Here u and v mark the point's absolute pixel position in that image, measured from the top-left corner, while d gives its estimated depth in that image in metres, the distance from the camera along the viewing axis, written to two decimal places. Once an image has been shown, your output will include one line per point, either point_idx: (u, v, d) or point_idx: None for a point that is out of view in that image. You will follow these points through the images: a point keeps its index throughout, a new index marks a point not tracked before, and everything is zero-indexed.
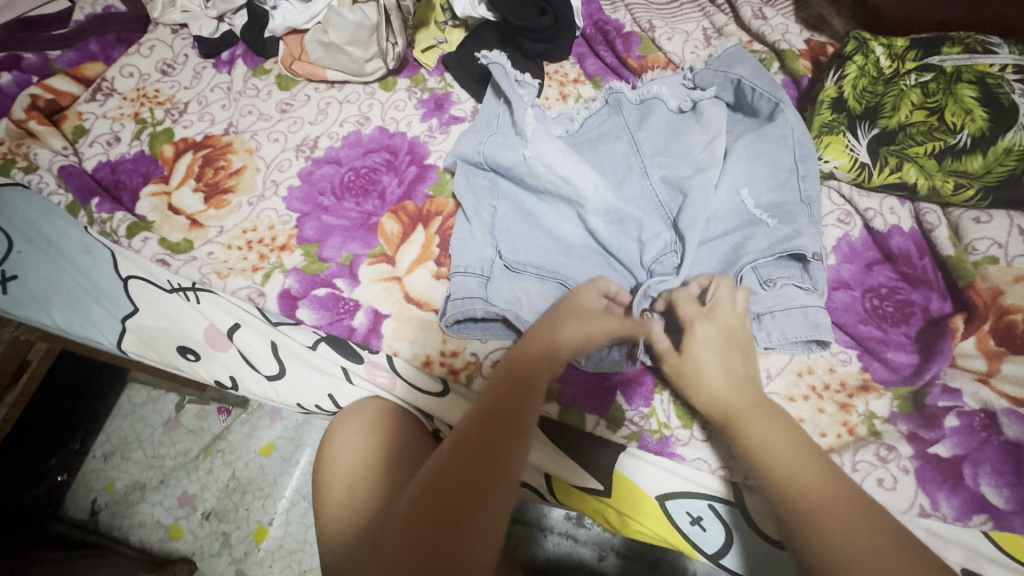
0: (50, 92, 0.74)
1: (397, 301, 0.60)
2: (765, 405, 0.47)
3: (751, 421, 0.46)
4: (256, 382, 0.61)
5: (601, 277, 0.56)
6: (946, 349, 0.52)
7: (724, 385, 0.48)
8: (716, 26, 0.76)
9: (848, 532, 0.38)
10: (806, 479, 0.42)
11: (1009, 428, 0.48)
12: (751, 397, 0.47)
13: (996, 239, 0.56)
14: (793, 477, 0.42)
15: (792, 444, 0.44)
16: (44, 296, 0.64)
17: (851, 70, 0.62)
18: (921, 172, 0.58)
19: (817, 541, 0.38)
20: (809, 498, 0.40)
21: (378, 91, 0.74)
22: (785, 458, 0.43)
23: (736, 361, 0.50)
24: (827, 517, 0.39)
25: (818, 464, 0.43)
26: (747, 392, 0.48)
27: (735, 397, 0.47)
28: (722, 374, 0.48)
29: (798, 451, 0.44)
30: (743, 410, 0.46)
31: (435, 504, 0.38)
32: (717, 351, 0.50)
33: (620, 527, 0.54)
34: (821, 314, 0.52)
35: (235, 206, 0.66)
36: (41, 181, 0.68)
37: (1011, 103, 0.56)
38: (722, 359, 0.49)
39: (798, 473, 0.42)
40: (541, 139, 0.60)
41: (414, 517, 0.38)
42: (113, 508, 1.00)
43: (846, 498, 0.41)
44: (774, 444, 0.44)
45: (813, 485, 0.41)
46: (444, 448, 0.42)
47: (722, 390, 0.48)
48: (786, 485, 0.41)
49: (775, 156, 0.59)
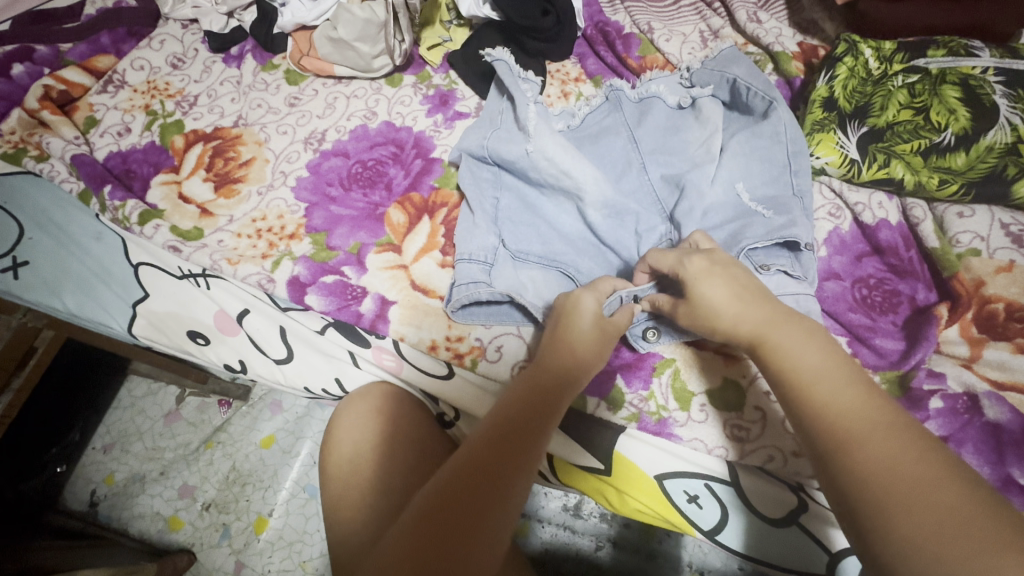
0: (63, 83, 0.76)
1: (403, 288, 0.62)
2: (795, 326, 0.44)
3: (778, 346, 0.43)
4: (264, 365, 0.63)
5: (599, 283, 0.54)
6: (931, 336, 0.53)
7: (742, 315, 0.45)
8: (712, 28, 0.78)
9: (891, 452, 0.35)
10: (842, 399, 0.38)
11: (990, 409, 0.50)
12: (775, 319, 0.45)
13: (979, 233, 0.59)
14: (826, 402, 0.38)
15: (829, 362, 0.41)
16: (54, 282, 0.65)
17: (842, 70, 0.64)
18: (907, 168, 0.60)
19: (855, 462, 0.35)
20: (844, 418, 0.37)
21: (384, 87, 0.76)
22: (815, 378, 0.40)
23: (753, 290, 0.47)
24: (864, 438, 0.36)
25: (858, 381, 0.39)
26: (766, 312, 0.45)
27: (758, 322, 0.45)
28: (737, 300, 0.46)
29: (830, 371, 0.40)
30: (770, 333, 0.44)
31: (450, 489, 0.37)
32: (730, 285, 0.47)
33: (619, 505, 0.56)
34: (812, 302, 0.54)
35: (244, 195, 0.68)
36: (53, 170, 0.69)
37: (992, 104, 0.59)
38: (738, 290, 0.47)
39: (832, 392, 0.39)
40: (543, 134, 0.61)
41: (431, 501, 0.36)
42: (113, 500, 1.00)
43: (884, 416, 0.37)
44: (807, 365, 0.41)
45: (851, 405, 0.38)
46: (467, 444, 0.41)
47: (745, 318, 0.45)
48: (819, 406, 0.39)
49: (770, 153, 0.61)
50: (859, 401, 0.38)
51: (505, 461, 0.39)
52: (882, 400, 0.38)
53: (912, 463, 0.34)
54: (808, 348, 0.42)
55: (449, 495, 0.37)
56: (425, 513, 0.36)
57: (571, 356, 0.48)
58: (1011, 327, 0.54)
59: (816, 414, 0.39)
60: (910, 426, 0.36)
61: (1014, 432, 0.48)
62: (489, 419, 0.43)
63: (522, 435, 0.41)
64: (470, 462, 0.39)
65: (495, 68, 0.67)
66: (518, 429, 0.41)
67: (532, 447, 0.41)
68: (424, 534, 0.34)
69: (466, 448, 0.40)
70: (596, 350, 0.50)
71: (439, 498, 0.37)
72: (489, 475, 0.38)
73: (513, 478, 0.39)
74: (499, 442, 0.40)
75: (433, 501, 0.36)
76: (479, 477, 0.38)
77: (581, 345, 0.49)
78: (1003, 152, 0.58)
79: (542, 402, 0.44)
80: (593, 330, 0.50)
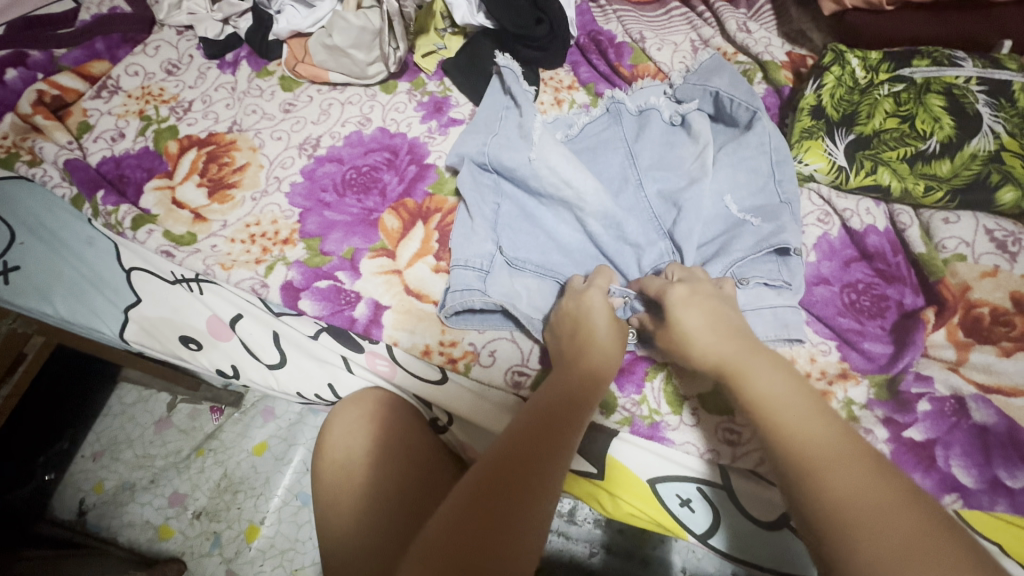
0: (57, 88, 0.76)
1: (397, 293, 0.62)
2: (762, 352, 0.46)
3: (751, 372, 0.44)
4: (257, 370, 0.63)
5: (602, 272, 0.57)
6: (919, 340, 0.54)
7: (719, 342, 0.47)
8: (702, 38, 0.80)
9: (861, 478, 0.36)
10: (813, 427, 0.39)
11: (977, 412, 0.51)
12: (744, 345, 0.46)
13: (964, 239, 0.60)
14: (799, 431, 0.40)
15: (800, 391, 0.42)
16: (45, 287, 0.64)
17: (829, 79, 0.65)
18: (894, 175, 0.61)
19: (826, 487, 0.36)
20: (817, 447, 0.38)
21: (379, 93, 0.77)
22: (788, 407, 0.41)
23: (725, 316, 0.49)
24: (837, 466, 0.37)
25: (825, 409, 0.41)
26: (736, 338, 0.47)
27: (731, 349, 0.46)
28: (711, 330, 0.48)
29: (796, 400, 0.42)
30: (741, 360, 0.45)
31: (462, 514, 0.36)
32: (704, 312, 0.49)
33: (612, 511, 0.56)
34: (790, 314, 0.55)
35: (238, 200, 0.68)
36: (46, 175, 0.69)
37: (975, 112, 0.60)
38: (711, 321, 0.49)
39: (804, 421, 0.40)
40: (547, 143, 0.62)
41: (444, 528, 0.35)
42: (101, 509, 0.99)
43: (850, 444, 0.38)
44: (780, 394, 0.42)
45: (822, 433, 0.39)
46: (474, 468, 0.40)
47: (718, 347, 0.47)
48: (789, 436, 0.40)
49: (755, 163, 0.62)
50: (830, 429, 0.39)
51: (531, 475, 0.39)
52: (848, 431, 0.40)
53: (881, 491, 0.35)
54: (778, 375, 0.44)
55: (467, 514, 0.36)
56: (442, 540, 0.35)
57: (593, 362, 0.49)
58: (996, 331, 0.55)
59: (789, 442, 0.39)
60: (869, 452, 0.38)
61: (1000, 434, 0.49)
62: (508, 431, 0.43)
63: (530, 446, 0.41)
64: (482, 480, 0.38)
65: (502, 74, 0.69)
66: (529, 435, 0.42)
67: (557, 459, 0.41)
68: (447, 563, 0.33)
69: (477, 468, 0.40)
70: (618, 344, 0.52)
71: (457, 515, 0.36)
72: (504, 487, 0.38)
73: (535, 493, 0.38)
74: (515, 453, 0.40)
75: (451, 526, 0.35)
76: (497, 493, 0.37)
77: (602, 347, 0.51)
78: (987, 159, 0.59)
79: (558, 409, 0.44)
80: (611, 336, 0.52)
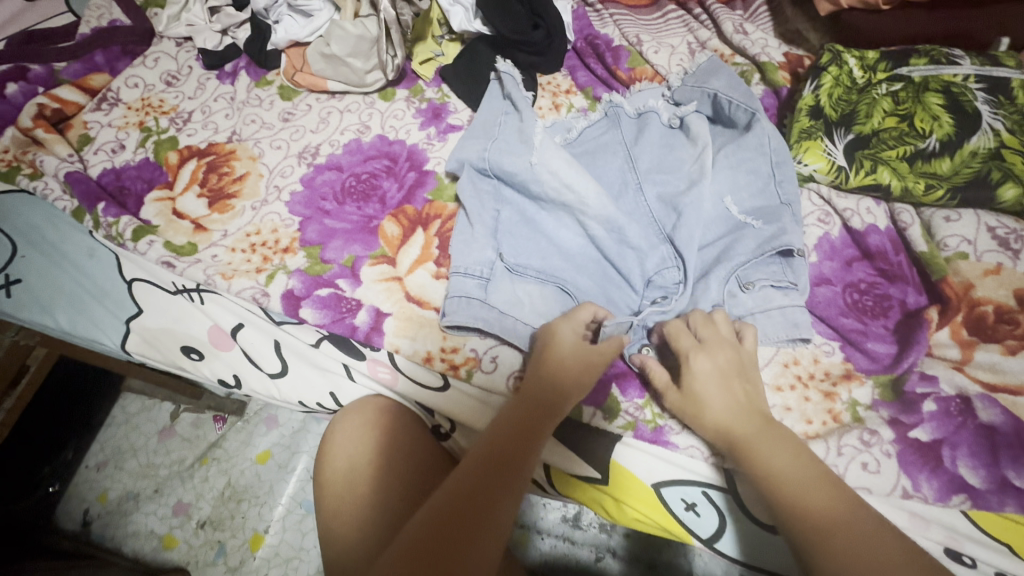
0: (57, 101, 0.76)
1: (397, 300, 0.62)
2: (773, 431, 0.47)
3: (762, 451, 0.46)
4: (259, 380, 0.62)
5: (579, 310, 0.55)
6: (923, 339, 0.54)
7: (732, 414, 0.48)
8: (699, 40, 0.80)
9: (869, 555, 0.38)
10: (818, 499, 0.42)
11: (983, 411, 0.50)
12: (757, 423, 0.48)
13: (966, 237, 0.59)
14: (808, 508, 0.41)
15: (806, 469, 0.44)
16: (48, 300, 0.65)
17: (826, 80, 0.65)
18: (894, 174, 0.61)
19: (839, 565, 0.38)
20: (831, 530, 0.40)
21: (377, 101, 0.77)
22: (799, 486, 0.43)
23: (743, 390, 0.50)
24: (851, 547, 0.38)
25: (834, 484, 0.43)
26: (749, 416, 0.48)
27: (745, 426, 0.47)
28: (726, 401, 0.49)
29: (808, 479, 0.43)
30: (755, 439, 0.46)
31: (424, 543, 0.36)
32: (723, 377, 0.50)
33: (617, 517, 0.55)
34: (800, 314, 0.55)
35: (238, 210, 0.68)
36: (47, 188, 0.69)
37: (975, 110, 0.60)
38: (727, 387, 0.50)
39: (815, 499, 0.42)
40: (548, 148, 0.63)
41: (404, 555, 0.36)
42: (106, 519, 0.99)
43: (858, 524, 0.40)
44: (789, 471, 0.44)
45: (830, 510, 0.41)
46: (438, 496, 0.40)
47: (732, 421, 0.48)
48: (805, 514, 0.41)
49: (755, 164, 0.62)
50: (838, 510, 0.41)
51: (479, 521, 0.39)
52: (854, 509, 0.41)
53: (892, 565, 0.37)
54: (789, 456, 0.45)
55: (426, 547, 0.36)
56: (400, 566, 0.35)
57: (548, 398, 0.50)
58: (1000, 329, 0.54)
59: (799, 514, 0.41)
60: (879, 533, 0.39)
61: (1007, 434, 0.49)
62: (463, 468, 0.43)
63: (488, 488, 0.41)
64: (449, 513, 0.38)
65: (503, 80, 0.71)
66: (493, 479, 0.42)
67: (501, 500, 0.41)
68: None
69: (440, 498, 0.40)
70: (579, 377, 0.52)
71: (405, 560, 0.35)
72: (460, 531, 0.37)
73: (487, 534, 0.38)
74: (470, 492, 0.40)
75: (409, 556, 0.35)
76: (450, 539, 0.37)
77: (563, 373, 0.52)
78: (987, 157, 0.59)
79: (517, 450, 0.45)
80: (577, 369, 0.52)
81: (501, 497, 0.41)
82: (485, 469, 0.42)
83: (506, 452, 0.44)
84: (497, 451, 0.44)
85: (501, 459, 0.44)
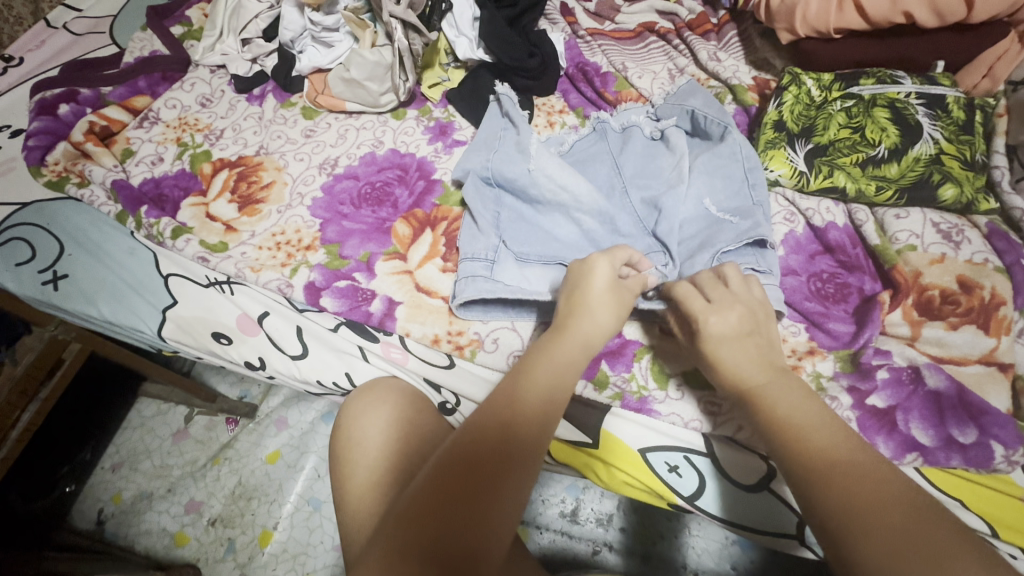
0: (105, 120, 0.85)
1: (408, 290, 0.69)
2: (786, 383, 0.49)
3: (774, 399, 0.47)
4: (281, 361, 0.69)
5: (616, 250, 0.59)
6: (877, 318, 0.61)
7: (744, 367, 0.50)
8: (678, 66, 0.90)
9: (857, 482, 0.40)
10: (817, 436, 0.44)
11: (931, 379, 0.56)
12: (773, 376, 0.50)
13: (914, 231, 0.67)
14: (807, 443, 0.43)
15: (814, 414, 0.46)
16: (91, 292, 0.71)
17: (788, 98, 0.74)
18: (848, 177, 0.69)
19: (832, 489, 0.40)
20: (830, 457, 0.42)
21: (390, 119, 0.86)
22: (806, 425, 0.45)
23: (762, 345, 0.52)
24: (847, 472, 0.41)
25: (842, 432, 0.44)
26: (763, 368, 0.50)
27: (758, 377, 0.49)
28: (743, 355, 0.51)
29: (813, 422, 0.45)
30: (767, 390, 0.48)
31: (452, 470, 0.40)
32: (740, 326, 0.53)
33: (608, 482, 0.61)
34: (775, 292, 0.61)
35: (265, 213, 0.76)
36: (93, 195, 0.77)
37: (916, 122, 0.69)
38: (743, 343, 0.52)
39: (819, 435, 0.44)
40: (543, 155, 0.71)
41: (433, 480, 0.40)
42: (120, 518, 1.03)
43: (861, 459, 0.42)
44: (797, 416, 0.46)
45: (835, 445, 0.43)
46: (461, 433, 0.44)
47: (747, 372, 0.50)
48: (808, 449, 0.43)
49: (729, 170, 0.70)
50: (838, 445, 0.43)
51: (506, 451, 0.42)
52: (856, 445, 0.43)
53: (885, 488, 0.39)
54: (799, 403, 0.47)
55: (454, 472, 0.40)
56: (433, 489, 0.39)
57: (581, 339, 0.53)
58: (946, 309, 0.61)
59: (798, 450, 0.43)
60: (877, 467, 0.41)
61: (951, 398, 0.55)
62: (486, 410, 0.46)
63: (513, 423, 0.45)
64: (473, 443, 0.42)
65: (501, 101, 0.79)
66: (513, 418, 0.45)
67: (528, 430, 0.45)
68: (434, 507, 0.38)
69: (464, 433, 0.44)
70: (612, 313, 0.55)
71: (439, 475, 0.40)
72: (490, 457, 0.42)
73: (516, 465, 0.42)
74: (493, 427, 0.44)
75: (440, 479, 0.40)
76: (478, 464, 0.41)
77: (594, 313, 0.55)
78: (928, 162, 0.68)
79: (547, 387, 0.48)
80: (608, 306, 0.55)
81: (530, 429, 0.45)
82: (506, 409, 0.46)
83: (531, 392, 0.47)
84: (518, 393, 0.47)
85: (520, 398, 0.47)
